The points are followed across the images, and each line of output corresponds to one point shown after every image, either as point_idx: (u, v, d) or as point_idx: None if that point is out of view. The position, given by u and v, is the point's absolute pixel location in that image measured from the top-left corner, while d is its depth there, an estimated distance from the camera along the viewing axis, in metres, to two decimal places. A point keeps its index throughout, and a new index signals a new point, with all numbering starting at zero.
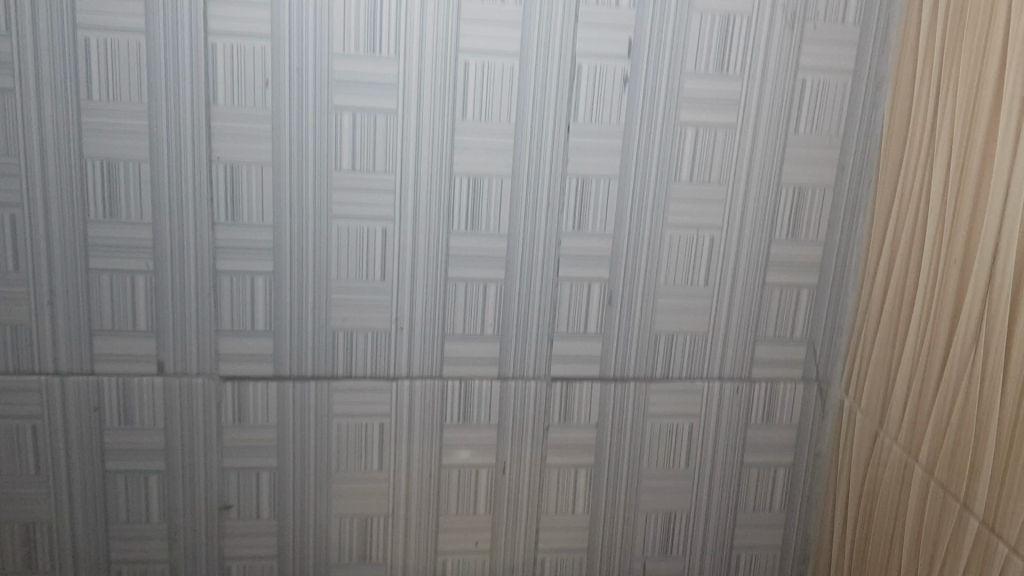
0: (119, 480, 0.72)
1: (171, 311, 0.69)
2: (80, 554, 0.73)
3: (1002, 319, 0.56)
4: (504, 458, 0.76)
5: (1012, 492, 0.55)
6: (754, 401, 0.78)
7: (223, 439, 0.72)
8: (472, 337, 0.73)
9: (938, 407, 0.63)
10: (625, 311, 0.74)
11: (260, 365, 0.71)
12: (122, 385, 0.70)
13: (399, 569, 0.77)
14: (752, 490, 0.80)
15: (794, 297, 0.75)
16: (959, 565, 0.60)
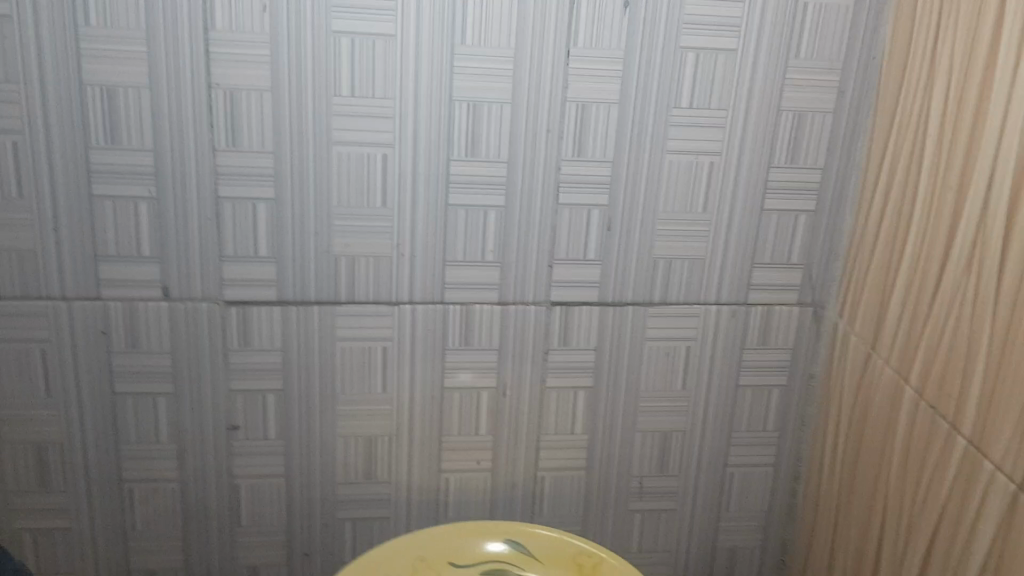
0: (128, 402, 0.73)
1: (174, 237, 0.70)
2: (93, 473, 0.75)
3: (996, 244, 0.57)
4: (505, 380, 0.77)
5: (999, 412, 0.57)
6: (750, 325, 0.79)
7: (229, 362, 0.73)
8: (472, 263, 0.73)
9: (930, 331, 0.64)
10: (624, 236, 0.74)
11: (264, 291, 0.72)
12: (128, 310, 0.71)
13: (403, 486, 0.80)
14: (747, 411, 0.82)
15: (792, 222, 0.76)
16: (946, 481, 0.62)
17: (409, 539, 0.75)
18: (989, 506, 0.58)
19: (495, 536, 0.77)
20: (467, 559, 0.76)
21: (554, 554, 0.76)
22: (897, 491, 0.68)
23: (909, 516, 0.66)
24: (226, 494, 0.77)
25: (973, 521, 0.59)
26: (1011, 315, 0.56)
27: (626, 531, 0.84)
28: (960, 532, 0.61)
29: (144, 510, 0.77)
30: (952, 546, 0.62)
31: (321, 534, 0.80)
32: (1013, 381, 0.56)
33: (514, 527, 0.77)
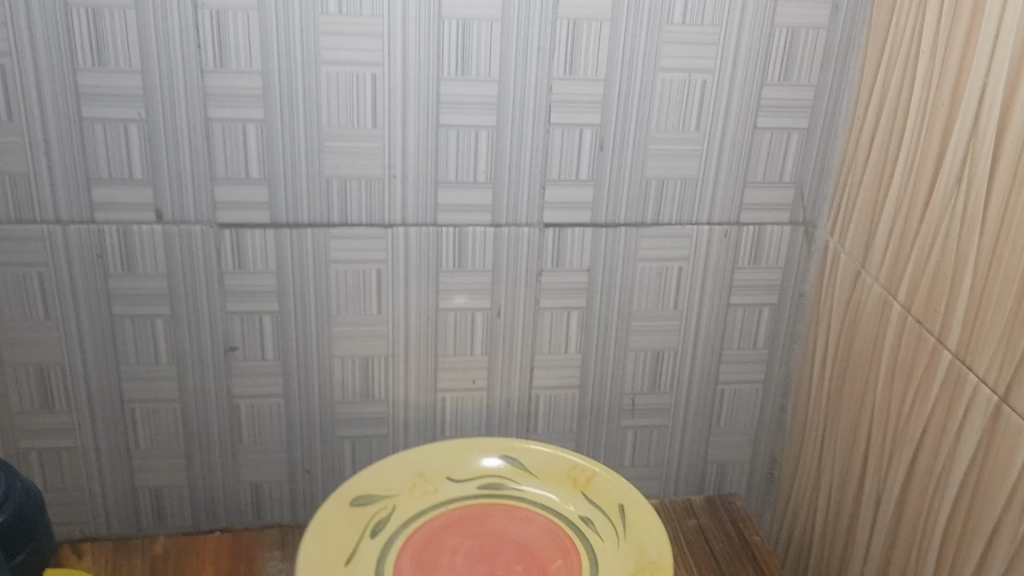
0: (127, 324, 0.75)
1: (166, 160, 0.70)
2: (95, 394, 0.76)
3: (986, 160, 0.57)
4: (498, 301, 0.78)
5: (984, 326, 0.58)
6: (742, 244, 0.79)
7: (225, 284, 0.74)
8: (464, 184, 0.73)
9: (919, 247, 0.64)
10: (616, 157, 0.74)
11: (257, 214, 0.72)
12: (123, 233, 0.71)
13: (400, 405, 0.81)
14: (738, 329, 0.83)
15: (785, 140, 0.76)
16: (931, 395, 0.63)
17: (407, 456, 0.77)
18: (972, 417, 0.59)
19: (491, 452, 0.79)
20: (463, 474, 0.78)
21: (549, 469, 0.78)
22: (883, 405, 0.69)
23: (894, 429, 0.68)
24: (227, 414, 0.79)
25: (957, 432, 0.61)
26: (998, 230, 0.56)
27: (618, 447, 0.86)
28: (944, 443, 0.62)
29: (147, 430, 0.78)
30: (935, 456, 0.63)
31: (320, 452, 0.82)
32: (998, 295, 0.56)
33: (510, 443, 0.79)
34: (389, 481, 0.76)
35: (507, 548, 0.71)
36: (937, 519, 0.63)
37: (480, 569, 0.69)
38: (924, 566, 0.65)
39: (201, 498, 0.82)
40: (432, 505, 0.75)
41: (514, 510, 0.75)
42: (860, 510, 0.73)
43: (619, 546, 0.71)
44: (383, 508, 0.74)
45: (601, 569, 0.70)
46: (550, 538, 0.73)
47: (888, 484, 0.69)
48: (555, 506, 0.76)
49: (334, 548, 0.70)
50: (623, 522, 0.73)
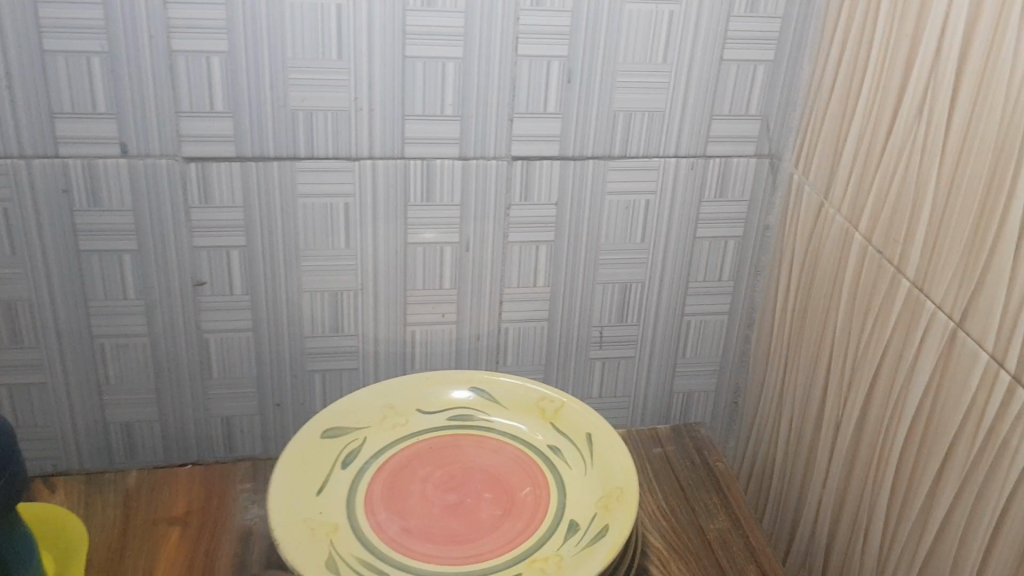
0: (94, 260, 0.74)
1: (129, 93, 0.69)
2: (63, 329, 0.76)
3: (947, 88, 0.58)
4: (467, 236, 0.79)
5: (942, 254, 0.59)
6: (708, 177, 0.80)
7: (191, 219, 0.74)
8: (432, 117, 0.73)
9: (882, 177, 0.65)
10: (584, 89, 0.74)
11: (222, 147, 0.72)
12: (88, 167, 0.71)
13: (370, 339, 0.82)
14: (704, 262, 0.84)
15: (751, 73, 0.76)
16: (890, 322, 0.65)
17: (376, 389, 0.78)
18: (929, 342, 0.61)
19: (459, 384, 0.80)
20: (433, 406, 0.79)
21: (517, 400, 0.79)
22: (844, 333, 0.71)
23: (855, 357, 0.69)
24: (196, 348, 0.79)
25: (915, 356, 0.62)
26: (958, 158, 0.57)
27: (586, 379, 0.88)
28: (901, 368, 0.64)
29: (116, 366, 0.79)
30: (893, 382, 0.65)
31: (291, 385, 0.83)
32: (957, 223, 0.57)
33: (478, 376, 0.80)
34: (359, 414, 0.76)
35: (477, 478, 0.73)
36: (894, 442, 0.65)
37: (450, 498, 0.71)
38: (881, 488, 0.67)
39: (173, 432, 0.83)
40: (403, 436, 0.76)
41: (483, 441, 0.76)
42: (820, 436, 0.75)
43: (586, 474, 0.73)
44: (354, 440, 0.75)
45: (569, 496, 0.71)
46: (519, 467, 0.74)
47: (848, 410, 0.71)
48: (524, 436, 0.77)
49: (306, 479, 0.71)
50: (590, 451, 0.74)
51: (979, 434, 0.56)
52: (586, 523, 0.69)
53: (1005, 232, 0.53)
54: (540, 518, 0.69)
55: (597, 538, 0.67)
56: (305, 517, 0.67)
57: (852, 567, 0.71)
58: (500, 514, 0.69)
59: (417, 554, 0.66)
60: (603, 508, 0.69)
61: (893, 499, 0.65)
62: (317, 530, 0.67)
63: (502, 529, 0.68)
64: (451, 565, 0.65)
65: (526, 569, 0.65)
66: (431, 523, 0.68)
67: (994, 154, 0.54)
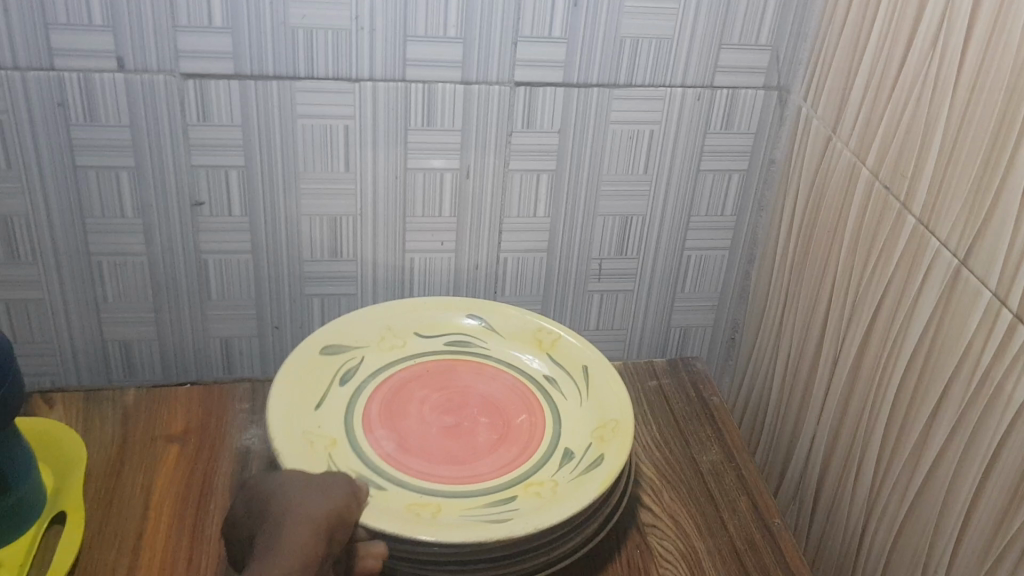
0: (91, 176, 0.73)
1: (126, 6, 0.67)
2: (60, 245, 0.76)
3: (964, 20, 0.56)
4: (468, 163, 0.78)
5: (950, 189, 0.58)
6: (714, 108, 0.79)
7: (189, 136, 0.73)
8: (434, 38, 0.72)
9: (891, 110, 0.64)
10: (591, 13, 0.72)
11: (221, 65, 0.70)
12: (84, 81, 0.69)
13: (368, 265, 0.82)
14: (707, 194, 0.83)
15: (763, 1, 0.74)
16: (892, 261, 0.64)
17: (375, 312, 0.78)
18: (931, 281, 0.60)
19: (457, 312, 0.80)
20: (430, 330, 0.79)
21: (516, 330, 0.79)
22: (846, 268, 0.70)
23: (855, 294, 0.69)
24: (195, 268, 0.79)
25: (916, 295, 0.62)
26: (971, 92, 0.56)
27: (584, 310, 0.88)
28: (903, 304, 0.63)
29: (114, 284, 0.79)
30: (894, 318, 0.64)
31: (289, 308, 0.83)
32: (966, 161, 0.56)
33: (477, 305, 0.80)
34: (357, 334, 0.76)
35: (473, 403, 0.73)
36: (891, 380, 0.65)
37: (447, 421, 0.71)
38: (876, 423, 0.67)
39: (171, 351, 0.83)
40: (400, 358, 0.76)
41: (478, 367, 0.76)
42: (816, 373, 0.75)
43: (582, 405, 0.73)
44: (352, 360, 0.75)
45: (565, 425, 0.72)
46: (515, 395, 0.74)
47: (846, 347, 0.71)
48: (520, 364, 0.77)
49: (304, 392, 0.71)
50: (586, 384, 0.75)
51: (976, 377, 0.56)
52: (581, 452, 0.69)
53: (1014, 169, 0.52)
54: (535, 445, 0.70)
55: (592, 465, 0.67)
56: (303, 430, 0.68)
57: (842, 502, 0.72)
58: (496, 439, 0.70)
59: (414, 473, 0.66)
60: (598, 439, 0.69)
61: (886, 439, 0.66)
62: (315, 443, 0.67)
63: (498, 453, 0.69)
64: (447, 484, 0.66)
65: (520, 492, 0.66)
66: (428, 444, 0.69)
67: (1008, 89, 0.53)
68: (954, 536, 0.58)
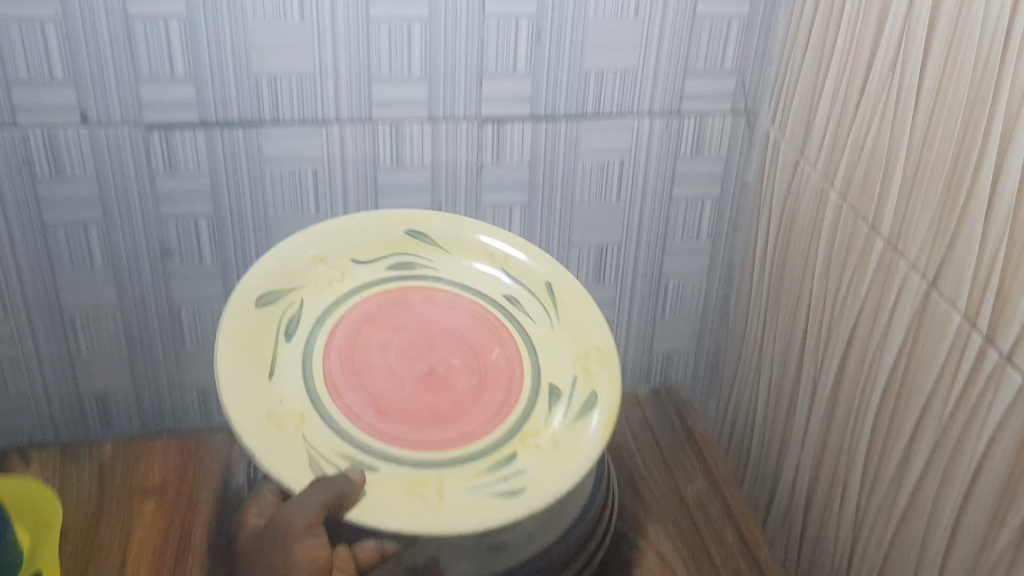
0: (59, 230, 0.73)
1: (87, 60, 0.67)
2: (32, 300, 0.76)
3: (920, 41, 0.56)
4: (440, 201, 0.78)
5: (915, 212, 0.58)
6: (683, 136, 0.79)
7: (157, 187, 0.73)
8: (399, 79, 0.72)
9: (855, 133, 0.64)
10: (554, 47, 0.72)
11: (185, 114, 0.70)
12: (48, 137, 0.69)
13: None
14: (681, 220, 0.83)
15: (724, 29, 0.74)
16: (863, 285, 0.64)
17: (304, 238, 0.67)
18: (902, 305, 0.60)
19: (392, 229, 0.70)
20: (369, 253, 0.69)
21: (461, 245, 0.71)
22: (820, 294, 0.70)
23: (830, 318, 0.69)
24: (168, 316, 0.79)
25: (889, 318, 0.61)
26: (931, 113, 0.56)
27: None
28: (877, 328, 0.63)
29: (88, 336, 0.78)
30: (869, 341, 0.64)
31: None
32: (928, 186, 0.56)
33: (414, 217, 0.71)
34: (289, 271, 0.65)
35: (438, 339, 0.65)
36: (868, 407, 0.64)
37: (418, 366, 0.63)
38: (856, 452, 0.66)
39: (147, 400, 0.82)
40: (344, 294, 0.66)
41: (430, 292, 0.68)
42: (797, 397, 0.75)
43: (554, 329, 0.68)
44: (291, 305, 0.65)
45: (543, 356, 0.66)
46: (478, 323, 0.67)
47: (824, 372, 0.70)
48: (474, 285, 0.70)
49: (254, 363, 0.60)
50: (554, 302, 0.69)
51: (951, 399, 0.55)
52: (570, 387, 0.64)
53: (975, 192, 0.52)
54: (520, 384, 0.64)
55: (588, 407, 0.63)
56: (265, 409, 0.58)
57: (829, 529, 0.71)
58: (477, 383, 0.63)
59: (400, 444, 0.59)
60: (584, 370, 0.65)
61: (867, 465, 0.65)
62: (283, 422, 0.58)
63: (485, 402, 0.62)
64: (440, 453, 0.59)
65: (522, 448, 0.60)
66: (407, 402, 0.61)
67: (967, 108, 0.52)
68: (938, 561, 0.58)
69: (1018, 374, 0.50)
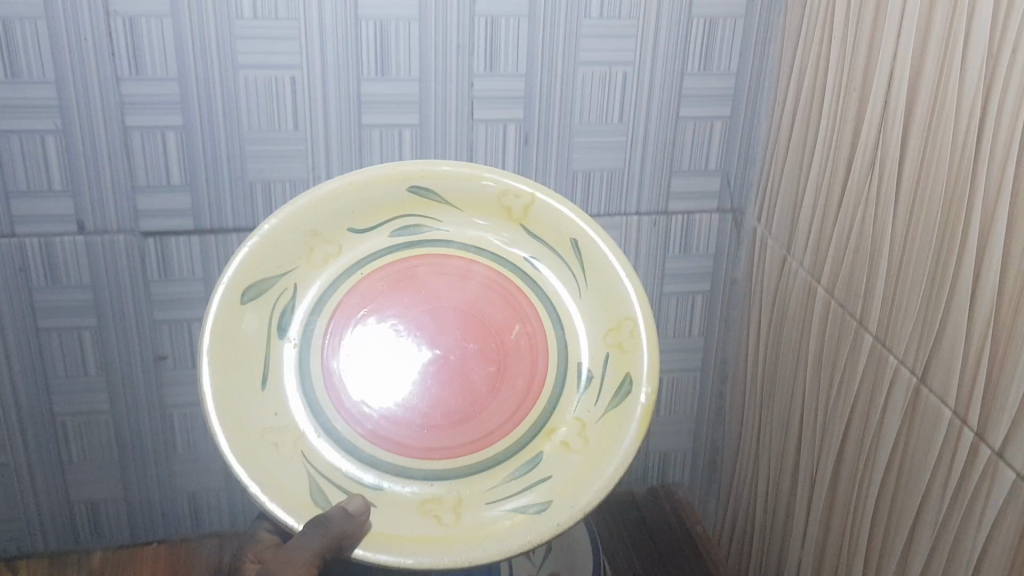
0: (54, 337, 0.74)
1: (85, 170, 0.69)
2: (25, 407, 0.76)
3: (896, 141, 0.58)
4: None
5: (901, 311, 0.58)
6: (671, 233, 0.80)
7: (152, 293, 0.73)
8: None
9: (839, 229, 0.65)
10: (541, 149, 0.75)
11: (181, 221, 0.72)
12: (45, 246, 0.70)
13: None
14: (671, 314, 0.84)
15: (707, 130, 0.77)
16: (854, 384, 0.64)
17: (289, 212, 0.58)
18: (893, 402, 0.59)
19: (391, 186, 0.60)
20: (368, 217, 0.61)
21: (473, 194, 0.61)
22: (813, 389, 0.70)
23: (824, 413, 0.68)
24: (161, 423, 0.78)
25: (881, 416, 0.61)
26: (910, 211, 0.57)
27: None
28: (869, 426, 0.62)
29: (79, 444, 0.78)
30: (862, 440, 0.63)
31: None
32: (912, 281, 0.57)
33: (416, 171, 0.60)
34: (279, 253, 0.58)
35: (450, 320, 0.59)
36: (866, 507, 0.63)
37: (427, 355, 0.57)
38: (856, 554, 0.65)
39: (138, 509, 0.82)
40: (343, 272, 0.60)
41: (439, 259, 0.60)
42: (795, 495, 0.74)
43: (582, 296, 0.59)
44: (283, 292, 0.58)
45: (571, 335, 0.59)
46: (495, 294, 0.59)
47: (821, 470, 0.69)
48: (490, 243, 0.61)
49: (242, 371, 0.56)
50: (581, 263, 0.59)
51: (946, 498, 0.55)
52: (602, 368, 0.57)
53: (958, 287, 0.52)
54: (542, 372, 0.58)
55: (620, 394, 0.55)
56: (259, 427, 0.54)
57: None
58: (494, 375, 0.57)
59: (408, 454, 0.55)
60: (616, 347, 0.57)
61: (868, 567, 0.64)
62: (278, 441, 0.54)
63: (503, 398, 0.57)
64: (449, 464, 0.55)
65: (546, 446, 0.56)
66: (415, 405, 0.56)
67: (944, 205, 0.53)
68: None
69: (1009, 471, 0.49)
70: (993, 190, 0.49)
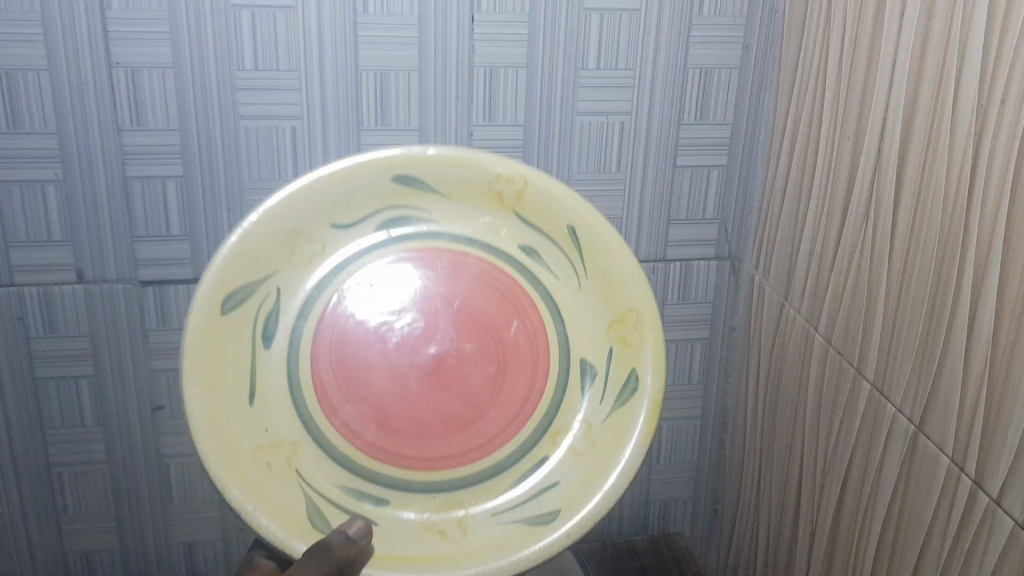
0: (50, 385, 0.73)
1: (84, 219, 0.69)
2: (20, 456, 0.75)
3: (890, 189, 0.58)
4: None
5: (897, 358, 0.58)
6: (670, 280, 0.80)
7: (149, 341, 0.73)
8: None
9: (836, 275, 0.65)
10: None
11: (179, 269, 0.72)
12: (44, 295, 0.71)
13: None
14: (672, 363, 0.84)
15: (704, 178, 0.77)
16: (853, 432, 0.64)
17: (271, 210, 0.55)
18: (892, 449, 0.59)
19: (377, 178, 0.57)
20: (352, 211, 0.58)
21: (461, 184, 0.59)
22: (812, 434, 0.69)
23: (824, 460, 0.68)
24: (156, 473, 0.78)
25: (880, 464, 0.60)
26: (905, 258, 0.57)
27: None
28: (869, 474, 0.62)
29: (73, 493, 0.77)
30: (862, 487, 0.63)
31: None
32: (909, 327, 0.56)
33: (402, 160, 0.57)
34: (260, 254, 0.55)
35: (444, 318, 0.55)
36: (866, 555, 0.63)
37: (427, 354, 0.54)
38: None
39: (133, 560, 0.81)
40: (331, 270, 0.57)
41: (432, 254, 0.58)
42: (796, 543, 0.73)
43: (581, 289, 0.58)
44: (267, 296, 0.56)
45: (572, 329, 0.58)
46: (492, 291, 0.57)
47: (821, 517, 0.69)
48: (483, 234, 0.59)
49: (227, 390, 0.53)
50: (580, 251, 0.58)
51: (947, 548, 0.54)
52: (604, 364, 0.57)
53: (954, 333, 0.52)
54: (541, 368, 0.56)
55: (626, 393, 0.56)
56: (250, 449, 0.52)
57: None
58: (492, 375, 0.55)
59: (407, 463, 0.53)
60: (620, 342, 0.57)
61: None
62: (271, 461, 0.52)
63: (501, 397, 0.55)
64: (448, 471, 0.53)
65: (550, 451, 0.55)
66: (411, 409, 0.53)
67: (938, 252, 0.53)
68: None
69: (1009, 518, 0.49)
70: (986, 236, 0.49)
